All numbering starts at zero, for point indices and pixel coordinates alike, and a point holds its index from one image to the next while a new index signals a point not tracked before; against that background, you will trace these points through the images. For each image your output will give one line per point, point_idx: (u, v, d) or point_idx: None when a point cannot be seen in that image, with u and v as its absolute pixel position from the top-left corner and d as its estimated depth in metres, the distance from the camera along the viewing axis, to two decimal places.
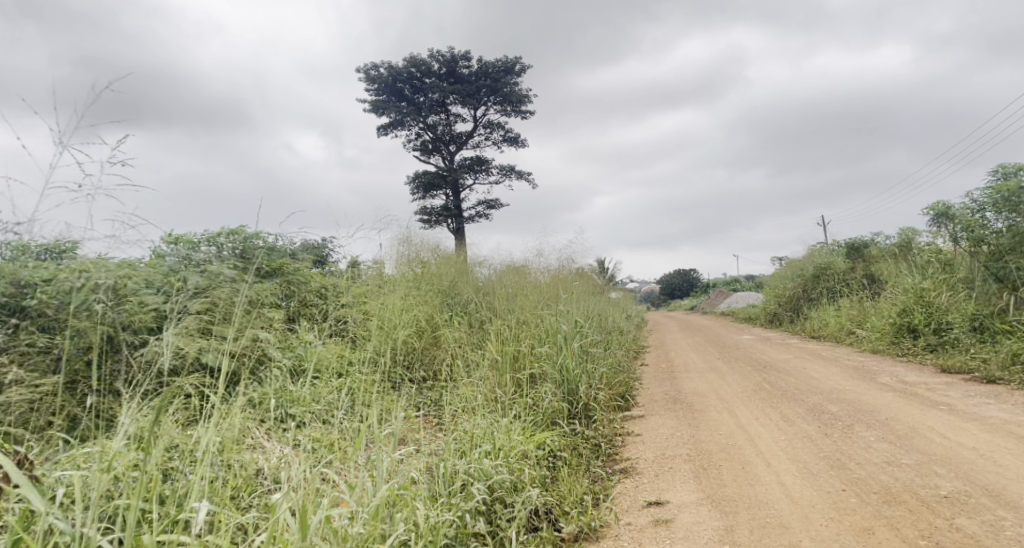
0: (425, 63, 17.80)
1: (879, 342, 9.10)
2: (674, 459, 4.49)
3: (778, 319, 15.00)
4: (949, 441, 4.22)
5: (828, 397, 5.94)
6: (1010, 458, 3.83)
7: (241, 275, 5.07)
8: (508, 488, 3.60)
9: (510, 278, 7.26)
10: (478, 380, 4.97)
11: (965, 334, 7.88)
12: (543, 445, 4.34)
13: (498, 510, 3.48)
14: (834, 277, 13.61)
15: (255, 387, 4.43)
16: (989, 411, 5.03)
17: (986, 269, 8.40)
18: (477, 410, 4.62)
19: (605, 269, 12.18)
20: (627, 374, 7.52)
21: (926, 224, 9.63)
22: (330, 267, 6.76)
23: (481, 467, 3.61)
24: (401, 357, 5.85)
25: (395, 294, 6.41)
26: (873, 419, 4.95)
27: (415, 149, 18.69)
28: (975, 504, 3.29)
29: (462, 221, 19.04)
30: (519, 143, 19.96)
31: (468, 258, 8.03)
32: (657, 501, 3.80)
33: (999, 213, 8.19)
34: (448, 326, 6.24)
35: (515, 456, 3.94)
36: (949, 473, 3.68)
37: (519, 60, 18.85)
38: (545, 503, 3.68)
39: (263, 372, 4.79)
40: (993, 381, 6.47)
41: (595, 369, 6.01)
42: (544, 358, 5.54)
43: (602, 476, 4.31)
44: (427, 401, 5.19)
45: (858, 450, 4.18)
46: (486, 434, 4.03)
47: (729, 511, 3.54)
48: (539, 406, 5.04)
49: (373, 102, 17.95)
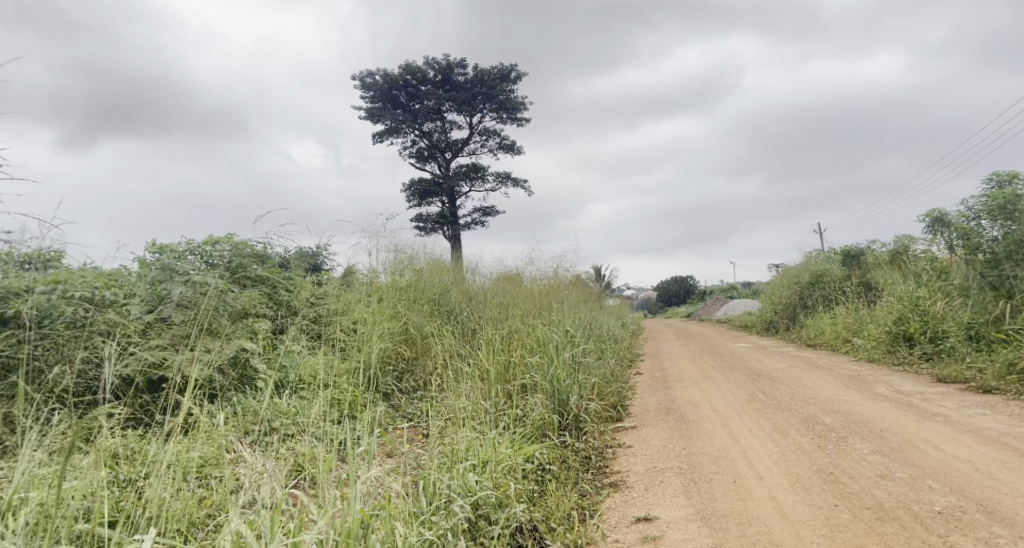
0: (420, 71, 17.72)
1: (875, 351, 9.05)
2: (664, 472, 4.41)
3: (774, 327, 14.92)
4: (945, 454, 4.15)
5: (822, 407, 5.86)
6: (1006, 472, 3.76)
7: (228, 285, 4.99)
8: (494, 504, 3.53)
9: (503, 286, 7.18)
10: (467, 391, 4.89)
11: (960, 343, 7.82)
12: (531, 458, 4.25)
13: (481, 527, 3.40)
14: (831, 284, 13.57)
15: (239, 400, 4.35)
16: (986, 422, 4.96)
17: (981, 277, 8.37)
18: (466, 421, 4.54)
19: (599, 277, 12.13)
20: (620, 383, 7.43)
21: (921, 232, 9.60)
22: (322, 275, 6.69)
23: (465, 482, 3.54)
24: (390, 366, 5.76)
25: (385, 303, 6.33)
26: (867, 430, 4.88)
27: (410, 156, 18.64)
28: (971, 521, 3.21)
29: (457, 229, 18.96)
30: (515, 150, 19.92)
31: (461, 266, 7.96)
32: (645, 517, 3.72)
33: (994, 221, 8.13)
34: (439, 334, 6.16)
35: (501, 471, 3.86)
36: (943, 487, 3.61)
37: (515, 67, 18.82)
38: (531, 519, 3.59)
39: (250, 383, 4.71)
40: (989, 390, 6.40)
41: (587, 378, 5.92)
42: (535, 369, 5.46)
43: (591, 491, 4.22)
44: (416, 412, 5.12)
45: (851, 464, 4.11)
46: (472, 447, 3.95)
47: (719, 528, 3.45)
48: (528, 417, 4.96)
49: (368, 110, 17.91)
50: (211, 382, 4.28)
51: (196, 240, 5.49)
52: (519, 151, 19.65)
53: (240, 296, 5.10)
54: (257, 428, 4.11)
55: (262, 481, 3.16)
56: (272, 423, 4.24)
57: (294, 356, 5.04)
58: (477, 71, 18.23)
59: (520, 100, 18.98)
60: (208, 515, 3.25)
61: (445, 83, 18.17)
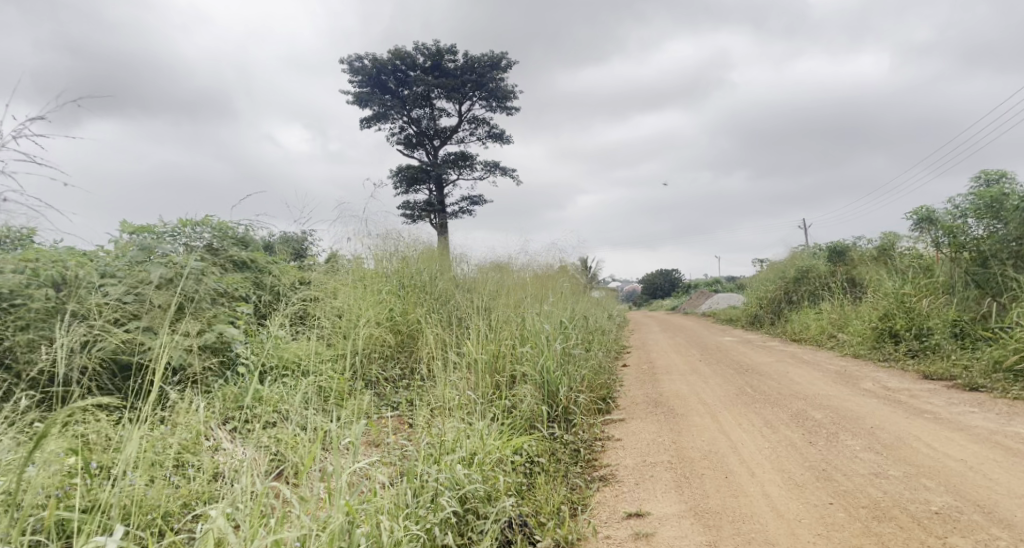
0: (410, 56, 17.45)
1: (861, 347, 9.08)
2: (655, 466, 4.35)
3: (759, 321, 14.96)
4: (937, 452, 4.12)
5: (811, 402, 5.83)
6: (1000, 472, 3.73)
7: (208, 267, 4.84)
8: (482, 498, 3.44)
9: (492, 275, 7.07)
10: (457, 380, 4.78)
11: (946, 340, 7.85)
12: (521, 451, 4.17)
13: (470, 522, 3.31)
14: (816, 280, 13.61)
15: (218, 387, 4.20)
16: (976, 420, 4.94)
17: (967, 275, 8.37)
18: (455, 411, 4.44)
19: (587, 268, 12.02)
20: (608, 375, 7.36)
21: (908, 229, 9.63)
22: (307, 260, 6.52)
23: (454, 475, 3.45)
24: (376, 354, 5.62)
25: (371, 291, 6.19)
26: (858, 427, 4.85)
27: (399, 143, 18.40)
28: (968, 522, 3.16)
29: (445, 217, 18.74)
30: (504, 139, 19.75)
31: (450, 252, 7.83)
32: (637, 512, 3.64)
33: (981, 220, 8.16)
34: (427, 321, 6.04)
35: (489, 464, 3.76)
36: (939, 486, 3.57)
37: (505, 55, 18.59)
38: (520, 514, 3.49)
39: (233, 368, 4.54)
40: (976, 388, 6.40)
41: (576, 370, 5.86)
42: (525, 359, 5.37)
43: (581, 484, 4.14)
44: (401, 401, 5.00)
45: (844, 461, 4.05)
46: (461, 438, 3.85)
47: (713, 525, 3.39)
48: (518, 408, 4.86)
49: (355, 94, 17.60)
50: (191, 368, 4.14)
51: (175, 222, 5.28)
52: (509, 140, 19.49)
53: (221, 279, 4.96)
54: (239, 416, 3.97)
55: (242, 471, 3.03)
56: (253, 411, 4.11)
57: (277, 342, 4.89)
58: (467, 58, 18.03)
59: (510, 88, 18.81)
60: (184, 505, 3.13)
61: (435, 70, 17.93)
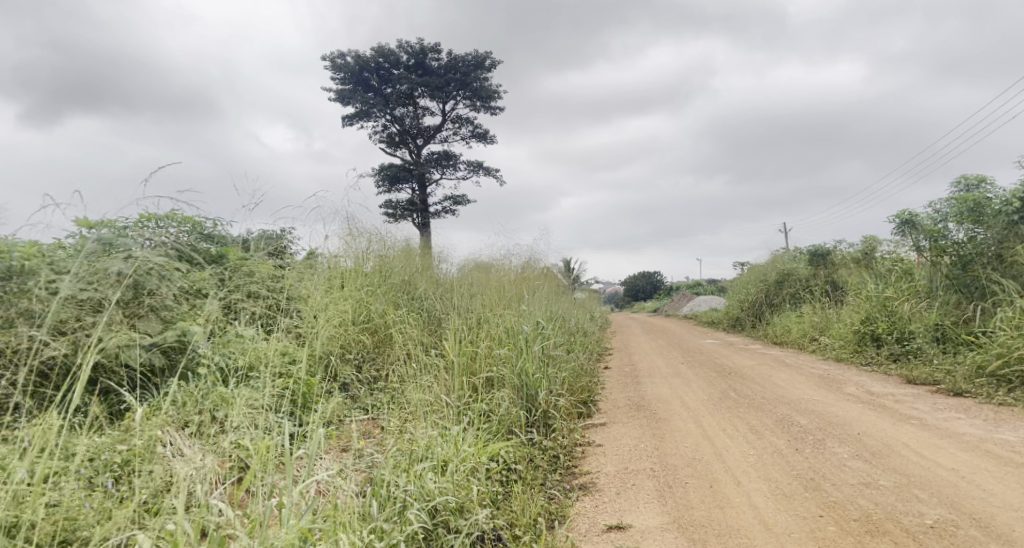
0: (392, 54, 17.23)
1: (843, 351, 9.00)
2: (638, 474, 4.17)
3: (740, 324, 14.89)
4: (927, 461, 3.99)
5: (795, 407, 5.69)
6: (994, 482, 3.61)
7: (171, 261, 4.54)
8: (453, 509, 3.23)
9: (472, 275, 6.87)
10: (428, 384, 4.55)
11: (928, 344, 7.79)
12: (497, 457, 3.96)
13: (439, 536, 3.11)
14: (799, 282, 13.57)
15: (177, 388, 3.94)
16: (962, 427, 4.83)
17: (948, 279, 8.34)
18: (429, 415, 4.22)
19: (570, 269, 11.86)
20: (590, 378, 7.16)
21: (891, 232, 9.61)
22: (282, 256, 6.26)
23: (423, 487, 3.24)
24: (350, 355, 5.36)
25: (345, 290, 5.93)
26: (844, 433, 4.71)
27: (380, 141, 18.10)
28: (965, 537, 3.02)
29: (428, 216, 18.45)
30: (487, 139, 19.54)
31: (430, 250, 7.60)
32: (618, 524, 3.46)
33: (962, 225, 8.10)
34: (401, 321, 5.79)
35: (461, 472, 3.55)
36: (931, 498, 3.43)
37: (489, 54, 18.39)
38: (493, 528, 3.30)
39: (195, 370, 4.29)
40: (960, 393, 6.33)
41: (556, 373, 5.67)
42: (503, 362, 5.14)
43: (559, 494, 3.94)
44: (373, 405, 4.77)
45: (832, 469, 3.91)
46: (434, 444, 3.65)
47: (698, 539, 3.21)
48: (495, 413, 4.65)
49: (337, 91, 17.27)
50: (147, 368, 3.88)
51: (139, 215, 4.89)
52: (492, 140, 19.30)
53: (186, 275, 4.67)
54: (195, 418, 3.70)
55: (189, 482, 2.79)
56: (214, 413, 3.81)
57: (245, 341, 4.61)
58: (450, 56, 17.82)
59: (494, 88, 18.65)
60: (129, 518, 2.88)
61: (418, 68, 17.71)
